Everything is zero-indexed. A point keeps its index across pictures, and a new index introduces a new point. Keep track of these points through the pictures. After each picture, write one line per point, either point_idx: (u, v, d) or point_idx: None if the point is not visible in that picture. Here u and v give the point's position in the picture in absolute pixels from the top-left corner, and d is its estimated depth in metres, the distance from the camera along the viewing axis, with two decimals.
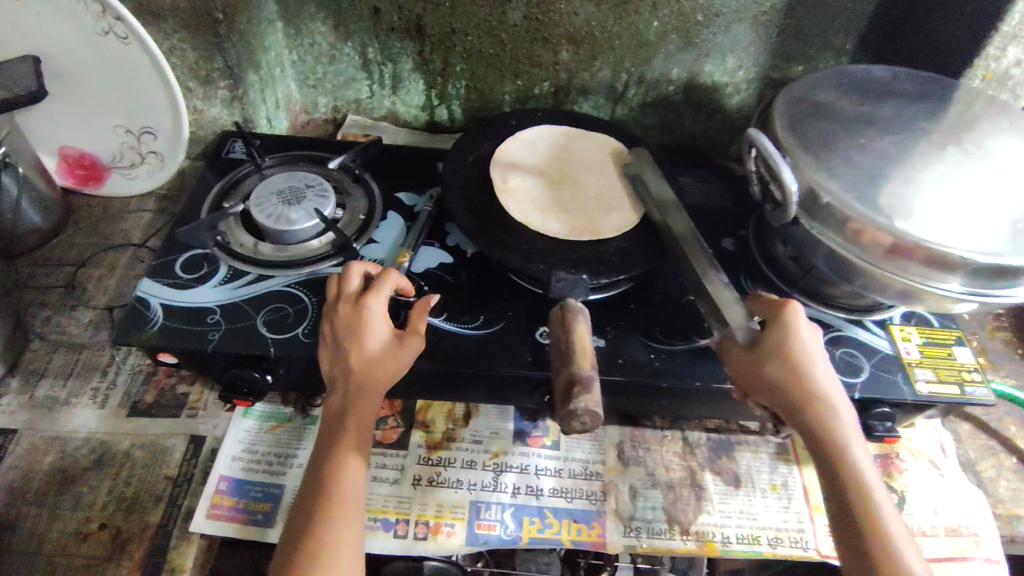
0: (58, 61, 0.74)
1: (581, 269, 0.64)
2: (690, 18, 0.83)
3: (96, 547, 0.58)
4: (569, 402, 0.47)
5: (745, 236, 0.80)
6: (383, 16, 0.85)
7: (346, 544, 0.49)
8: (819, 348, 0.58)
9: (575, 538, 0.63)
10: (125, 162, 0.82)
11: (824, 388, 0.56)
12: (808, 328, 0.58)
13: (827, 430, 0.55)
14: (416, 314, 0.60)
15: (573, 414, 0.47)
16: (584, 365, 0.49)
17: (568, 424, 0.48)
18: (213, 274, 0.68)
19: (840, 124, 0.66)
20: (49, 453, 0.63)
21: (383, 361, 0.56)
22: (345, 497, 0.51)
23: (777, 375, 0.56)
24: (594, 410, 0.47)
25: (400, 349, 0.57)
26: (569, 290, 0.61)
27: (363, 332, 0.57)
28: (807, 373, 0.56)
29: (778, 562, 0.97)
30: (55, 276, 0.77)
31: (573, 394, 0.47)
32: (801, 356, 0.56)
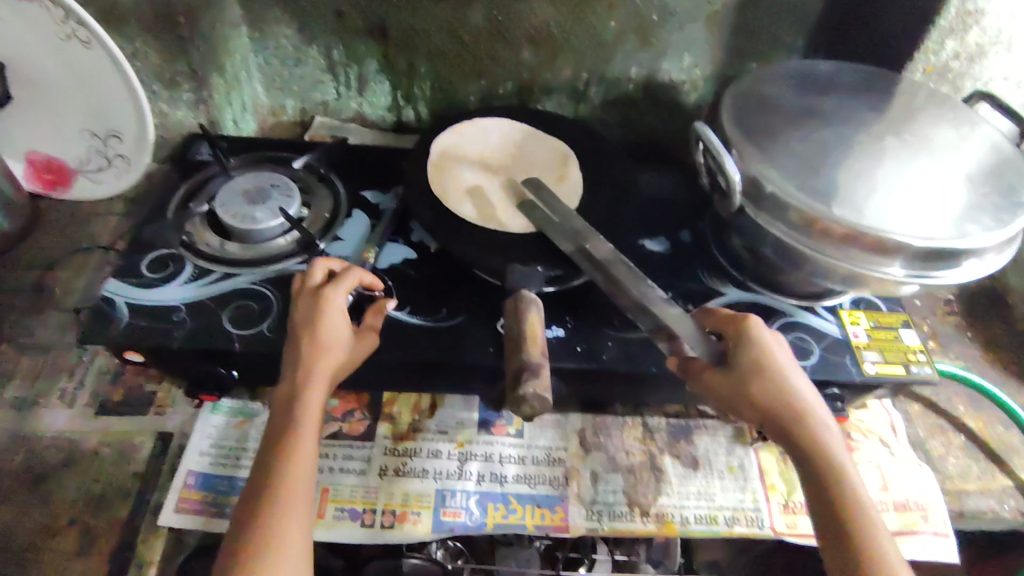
0: (22, 67, 0.75)
1: (537, 262, 0.66)
2: (645, 18, 0.86)
3: (64, 542, 0.59)
4: (518, 389, 0.49)
5: (702, 227, 0.82)
6: (347, 19, 0.87)
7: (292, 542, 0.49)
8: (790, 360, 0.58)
9: (538, 522, 0.65)
10: (92, 167, 0.82)
11: (800, 396, 0.56)
12: (776, 340, 0.59)
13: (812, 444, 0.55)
14: (372, 321, 0.64)
15: (523, 400, 0.49)
16: (534, 353, 0.51)
17: (519, 411, 0.50)
18: (180, 272, 0.69)
19: (783, 116, 0.69)
20: (17, 452, 0.64)
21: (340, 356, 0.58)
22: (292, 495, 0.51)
23: (758, 391, 0.56)
24: (543, 396, 0.49)
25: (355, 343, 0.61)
26: (524, 282, 0.63)
27: (321, 328, 0.58)
28: (787, 389, 0.56)
29: (750, 549, 0.99)
30: (23, 279, 0.78)
31: (522, 380, 0.49)
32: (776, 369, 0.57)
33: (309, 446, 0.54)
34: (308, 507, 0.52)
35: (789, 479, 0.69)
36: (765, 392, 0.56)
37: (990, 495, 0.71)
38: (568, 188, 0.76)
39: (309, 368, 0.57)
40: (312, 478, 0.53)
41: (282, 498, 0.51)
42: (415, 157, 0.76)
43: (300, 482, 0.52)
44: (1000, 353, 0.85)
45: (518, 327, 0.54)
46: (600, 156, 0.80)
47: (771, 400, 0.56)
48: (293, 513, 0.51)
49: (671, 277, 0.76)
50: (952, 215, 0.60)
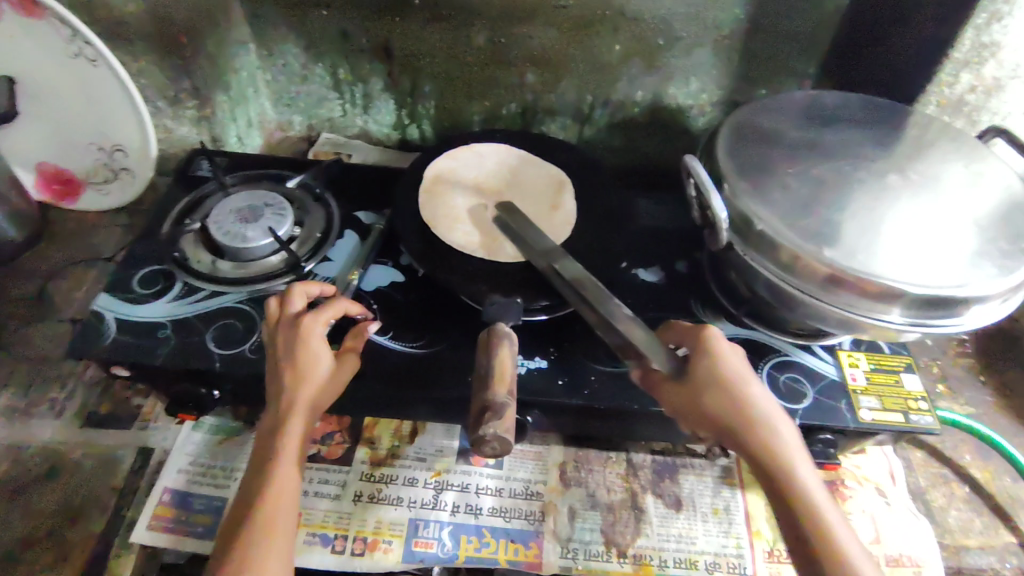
0: (31, 82, 0.77)
1: (516, 292, 0.65)
2: (651, 42, 0.84)
3: (40, 554, 0.60)
4: (479, 428, 0.48)
5: (699, 258, 0.80)
6: (352, 38, 0.87)
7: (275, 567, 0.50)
8: (748, 369, 0.57)
9: (511, 558, 0.63)
10: (98, 178, 0.84)
11: (758, 405, 0.55)
12: (731, 350, 0.58)
13: (772, 454, 0.53)
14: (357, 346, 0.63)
15: (483, 440, 0.48)
16: (501, 390, 0.50)
17: (479, 449, 0.49)
18: (170, 289, 0.70)
19: (781, 150, 0.67)
20: (4, 461, 0.65)
21: (323, 383, 0.58)
22: (271, 524, 0.51)
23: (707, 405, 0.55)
24: (503, 436, 0.48)
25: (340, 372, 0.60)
26: (501, 313, 0.60)
27: (305, 364, 0.58)
28: (742, 397, 0.55)
29: None
30: (26, 288, 0.80)
31: (484, 419, 0.48)
32: (731, 379, 0.55)
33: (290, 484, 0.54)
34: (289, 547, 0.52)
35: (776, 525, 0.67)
36: (722, 403, 0.55)
37: (992, 552, 0.68)
38: (559, 215, 0.75)
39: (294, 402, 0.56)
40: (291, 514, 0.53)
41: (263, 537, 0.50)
42: (408, 181, 0.77)
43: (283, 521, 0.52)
44: (1014, 399, 0.81)
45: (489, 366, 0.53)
46: (597, 183, 0.79)
47: (729, 411, 0.54)
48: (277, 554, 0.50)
49: (663, 309, 0.75)
50: (953, 261, 0.57)
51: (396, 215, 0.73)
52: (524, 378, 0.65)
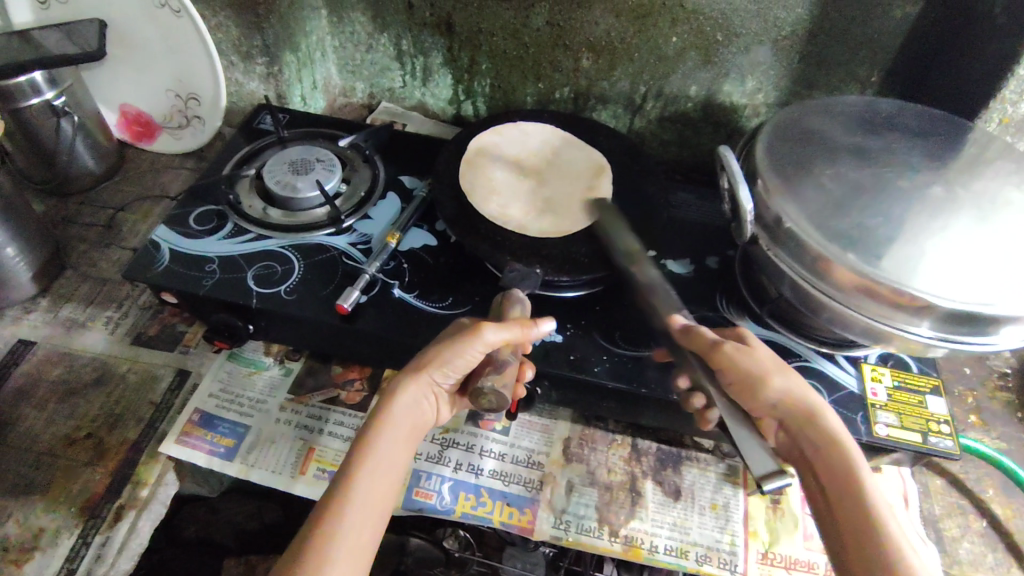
0: (122, 28, 0.85)
1: (540, 264, 0.67)
2: (709, 37, 0.84)
3: (79, 451, 0.66)
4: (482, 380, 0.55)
5: (732, 255, 0.79)
6: (417, 12, 0.91)
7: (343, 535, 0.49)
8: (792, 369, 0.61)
9: (504, 520, 0.65)
10: (174, 123, 0.92)
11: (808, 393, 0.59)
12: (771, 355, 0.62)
13: (834, 448, 0.56)
14: (506, 342, 0.56)
15: (483, 391, 0.55)
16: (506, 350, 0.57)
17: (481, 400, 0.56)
18: (221, 228, 0.75)
19: (823, 151, 0.65)
20: (59, 365, 0.72)
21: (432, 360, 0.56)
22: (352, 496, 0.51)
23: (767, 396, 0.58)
24: (500, 390, 0.55)
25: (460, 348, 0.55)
26: (518, 281, 0.66)
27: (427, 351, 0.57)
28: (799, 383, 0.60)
29: None
30: (98, 215, 0.87)
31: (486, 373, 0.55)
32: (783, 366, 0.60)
33: (393, 465, 0.54)
34: (365, 520, 0.50)
35: (773, 528, 0.66)
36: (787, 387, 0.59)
37: None
38: (596, 196, 0.76)
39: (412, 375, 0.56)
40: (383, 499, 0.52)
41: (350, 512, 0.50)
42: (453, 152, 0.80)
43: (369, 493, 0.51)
44: None
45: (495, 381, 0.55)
46: (637, 171, 0.80)
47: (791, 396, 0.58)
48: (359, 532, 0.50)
49: (687, 301, 0.75)
50: (989, 276, 0.55)
51: (436, 181, 0.75)
52: (537, 349, 0.66)
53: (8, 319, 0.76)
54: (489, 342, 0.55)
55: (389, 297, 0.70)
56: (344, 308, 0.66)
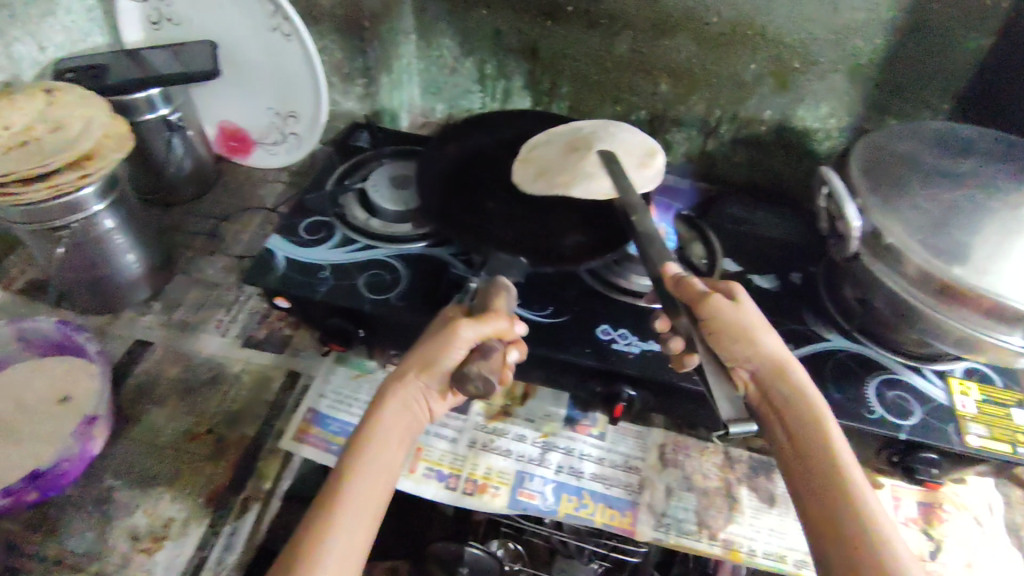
0: (231, 49, 0.90)
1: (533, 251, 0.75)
2: (788, 64, 0.88)
3: (200, 446, 0.69)
4: (464, 368, 0.54)
5: (815, 272, 0.83)
6: (504, 38, 0.96)
7: (346, 530, 0.50)
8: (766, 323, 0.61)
9: (606, 521, 0.68)
10: (270, 140, 0.96)
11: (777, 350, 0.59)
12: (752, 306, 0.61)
13: (807, 404, 0.57)
14: (490, 335, 0.58)
15: (468, 377, 0.54)
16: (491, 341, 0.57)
17: (465, 390, 0.55)
18: (329, 238, 0.79)
19: (914, 173, 0.69)
20: (176, 365, 0.76)
21: (425, 354, 0.58)
22: (358, 491, 0.52)
23: (744, 347, 0.57)
24: (486, 376, 0.54)
25: (451, 341, 0.57)
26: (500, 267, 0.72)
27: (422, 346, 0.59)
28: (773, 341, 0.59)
29: None
30: (201, 225, 0.92)
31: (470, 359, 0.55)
32: (759, 321, 0.60)
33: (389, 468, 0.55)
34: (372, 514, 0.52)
35: None
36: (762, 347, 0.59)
37: None
38: (647, 172, 0.82)
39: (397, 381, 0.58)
40: (382, 495, 0.54)
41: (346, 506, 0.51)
42: (490, 148, 0.89)
43: (371, 488, 0.53)
44: None
45: (477, 367, 0.54)
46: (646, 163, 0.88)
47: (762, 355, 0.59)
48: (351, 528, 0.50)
49: (775, 314, 0.78)
50: None
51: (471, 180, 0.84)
52: (639, 357, 0.69)
53: (124, 320, 0.80)
54: (468, 338, 0.57)
55: None
56: None
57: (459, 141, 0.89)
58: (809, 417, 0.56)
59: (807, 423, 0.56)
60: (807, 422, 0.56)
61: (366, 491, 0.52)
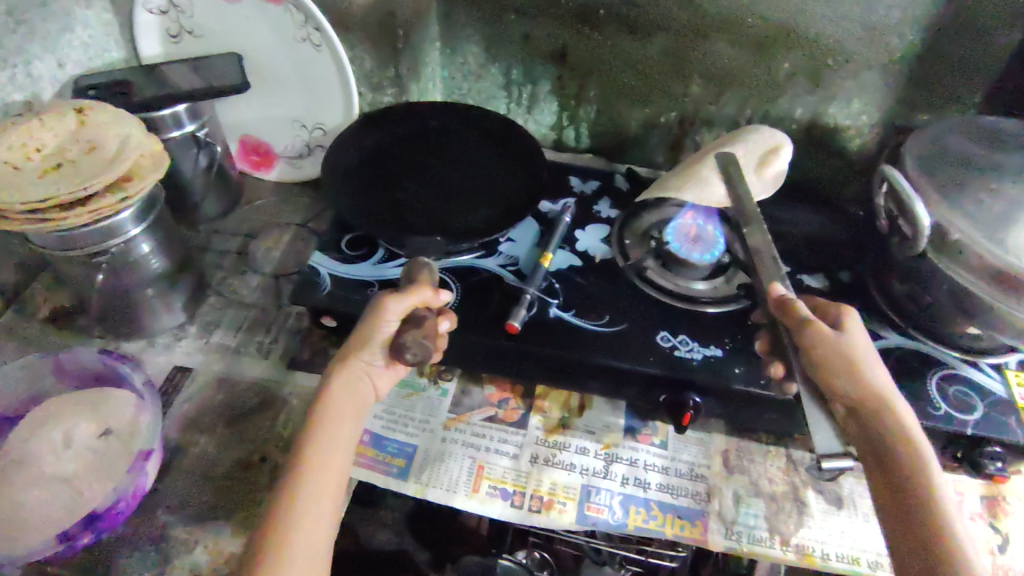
0: (255, 62, 0.88)
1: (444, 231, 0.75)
2: (821, 62, 0.88)
3: (255, 474, 0.67)
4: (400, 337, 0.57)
5: (863, 270, 0.83)
6: (533, 43, 0.95)
7: (310, 522, 0.52)
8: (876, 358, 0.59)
9: (678, 532, 0.66)
10: (295, 153, 0.95)
11: (884, 386, 0.58)
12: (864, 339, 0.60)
13: (911, 448, 0.55)
14: (414, 305, 0.61)
15: (404, 346, 0.57)
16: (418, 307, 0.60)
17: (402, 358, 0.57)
18: (373, 253, 0.77)
19: (970, 167, 0.69)
20: (220, 391, 0.73)
21: (362, 331, 0.60)
22: (326, 478, 0.54)
23: (847, 379, 0.56)
24: (422, 342, 0.57)
25: (379, 319, 0.59)
26: (421, 249, 0.72)
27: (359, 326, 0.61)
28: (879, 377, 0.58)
29: None
30: (230, 243, 0.89)
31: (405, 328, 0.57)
32: (864, 355, 0.58)
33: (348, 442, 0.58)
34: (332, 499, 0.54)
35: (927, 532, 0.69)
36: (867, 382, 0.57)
37: None
38: (767, 177, 0.79)
39: (342, 363, 0.60)
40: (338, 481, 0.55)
41: (312, 477, 0.54)
42: (390, 140, 0.86)
43: (331, 472, 0.55)
44: None
45: (411, 335, 0.57)
46: (483, 131, 0.89)
47: (871, 392, 0.57)
48: (320, 497, 0.53)
49: None
50: None
51: (429, 172, 0.82)
52: (703, 364, 0.68)
53: (159, 346, 0.77)
54: (394, 313, 0.60)
55: (548, 316, 0.71)
56: (514, 327, 0.68)
57: (358, 140, 0.84)
58: (910, 460, 0.55)
59: (911, 466, 0.54)
60: (909, 464, 0.54)
61: (325, 475, 0.54)
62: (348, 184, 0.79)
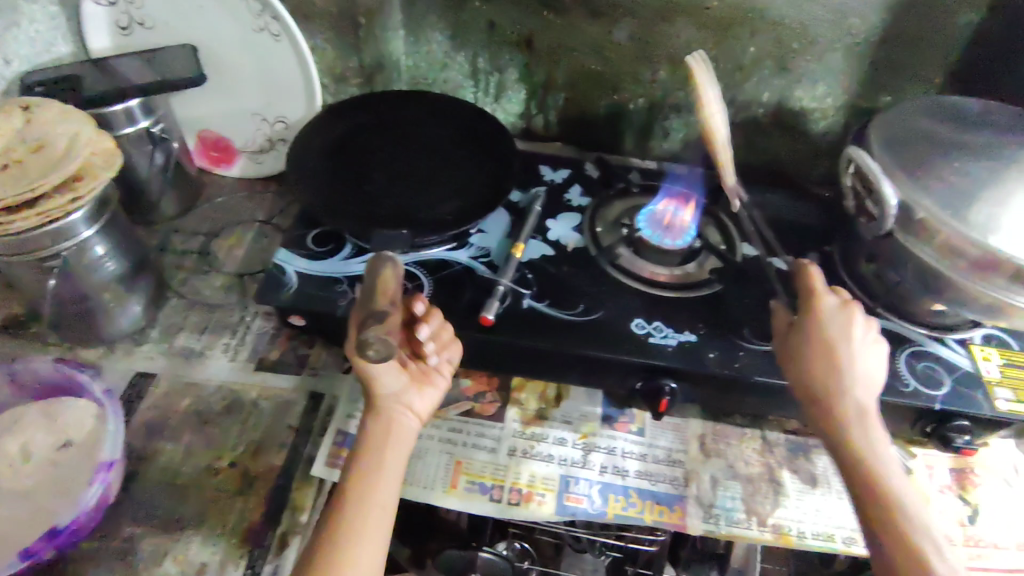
0: (210, 54, 0.85)
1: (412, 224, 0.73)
2: (786, 45, 0.88)
3: (225, 480, 0.65)
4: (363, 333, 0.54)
5: (831, 251, 0.84)
6: (498, 30, 0.93)
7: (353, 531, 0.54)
8: (851, 341, 0.61)
9: (657, 518, 0.66)
10: (256, 147, 0.92)
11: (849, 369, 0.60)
12: (838, 320, 0.62)
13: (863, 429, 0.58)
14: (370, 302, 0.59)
15: (368, 344, 0.54)
16: (382, 301, 0.56)
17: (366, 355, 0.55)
18: (341, 249, 0.75)
19: (932, 146, 0.70)
20: (185, 396, 0.71)
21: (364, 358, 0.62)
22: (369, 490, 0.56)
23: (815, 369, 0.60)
24: (384, 338, 0.54)
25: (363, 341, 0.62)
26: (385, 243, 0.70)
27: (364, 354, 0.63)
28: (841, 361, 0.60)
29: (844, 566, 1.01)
30: (191, 243, 0.86)
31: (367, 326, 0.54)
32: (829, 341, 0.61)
33: (394, 464, 0.59)
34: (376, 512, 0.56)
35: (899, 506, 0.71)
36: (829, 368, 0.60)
37: None
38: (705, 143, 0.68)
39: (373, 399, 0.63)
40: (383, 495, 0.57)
41: (352, 490, 0.56)
42: (355, 130, 0.84)
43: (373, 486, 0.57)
44: None
45: (375, 331, 0.54)
46: (451, 120, 0.87)
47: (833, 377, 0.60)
48: (360, 506, 0.55)
49: None
50: None
51: (396, 162, 0.81)
52: (677, 350, 0.68)
53: (119, 352, 0.74)
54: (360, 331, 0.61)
55: (522, 307, 0.71)
56: (488, 319, 0.67)
57: (320, 131, 0.82)
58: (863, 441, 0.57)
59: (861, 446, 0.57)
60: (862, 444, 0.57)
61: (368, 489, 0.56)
62: (311, 176, 0.77)
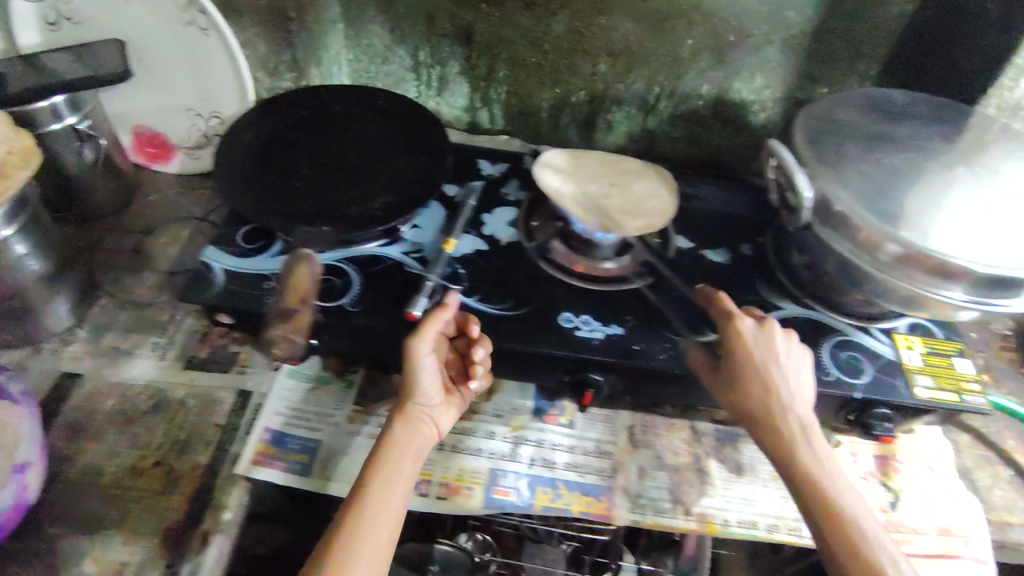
0: (140, 48, 0.83)
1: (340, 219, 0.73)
2: (723, 38, 0.89)
3: (148, 480, 0.65)
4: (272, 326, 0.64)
5: (763, 242, 0.85)
6: (437, 24, 0.93)
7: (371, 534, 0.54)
8: (771, 355, 0.62)
9: (583, 509, 0.67)
10: (192, 143, 0.91)
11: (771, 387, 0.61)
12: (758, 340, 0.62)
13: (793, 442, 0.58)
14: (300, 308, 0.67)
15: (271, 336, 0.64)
16: (290, 299, 0.66)
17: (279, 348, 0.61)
18: (270, 246, 0.75)
19: (852, 140, 0.71)
20: (111, 396, 0.70)
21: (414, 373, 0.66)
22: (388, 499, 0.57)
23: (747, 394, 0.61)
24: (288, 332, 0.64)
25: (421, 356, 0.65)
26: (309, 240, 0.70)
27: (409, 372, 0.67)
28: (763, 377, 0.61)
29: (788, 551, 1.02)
30: (124, 241, 0.85)
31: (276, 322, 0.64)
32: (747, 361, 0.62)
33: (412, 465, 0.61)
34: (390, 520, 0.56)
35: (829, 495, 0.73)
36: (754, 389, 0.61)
37: None
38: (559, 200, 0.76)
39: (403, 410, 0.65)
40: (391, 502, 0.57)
41: (378, 493, 0.57)
42: (287, 126, 0.83)
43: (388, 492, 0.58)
44: None
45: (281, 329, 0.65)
46: (387, 116, 0.87)
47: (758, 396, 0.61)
48: (377, 512, 0.55)
49: (729, 286, 0.79)
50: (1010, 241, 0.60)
51: (327, 158, 0.80)
52: (603, 342, 0.68)
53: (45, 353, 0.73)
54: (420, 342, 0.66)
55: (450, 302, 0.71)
56: (414, 315, 0.67)
57: (251, 127, 0.81)
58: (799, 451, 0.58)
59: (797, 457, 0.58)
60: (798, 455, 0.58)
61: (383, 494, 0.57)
62: (240, 173, 0.76)
